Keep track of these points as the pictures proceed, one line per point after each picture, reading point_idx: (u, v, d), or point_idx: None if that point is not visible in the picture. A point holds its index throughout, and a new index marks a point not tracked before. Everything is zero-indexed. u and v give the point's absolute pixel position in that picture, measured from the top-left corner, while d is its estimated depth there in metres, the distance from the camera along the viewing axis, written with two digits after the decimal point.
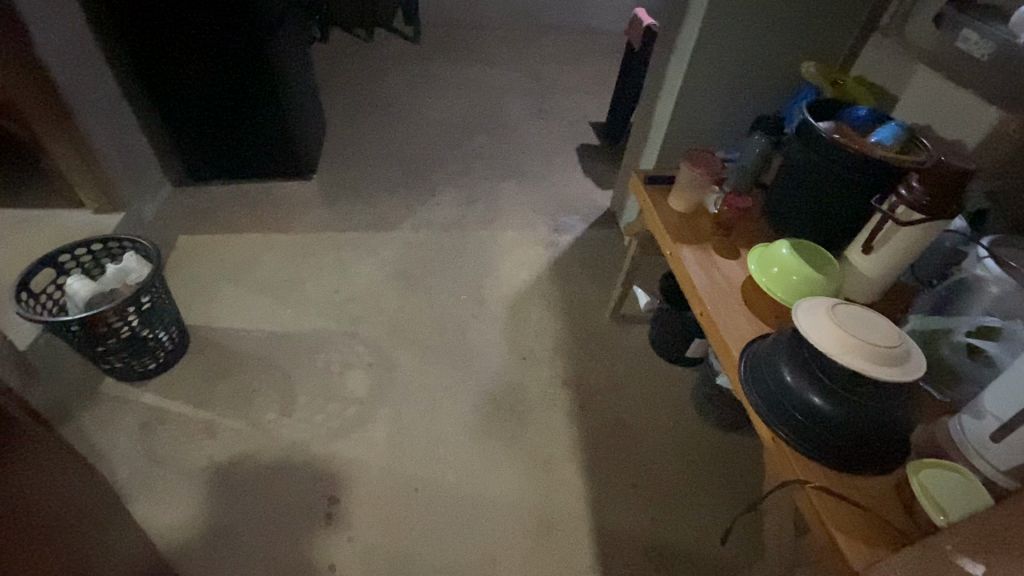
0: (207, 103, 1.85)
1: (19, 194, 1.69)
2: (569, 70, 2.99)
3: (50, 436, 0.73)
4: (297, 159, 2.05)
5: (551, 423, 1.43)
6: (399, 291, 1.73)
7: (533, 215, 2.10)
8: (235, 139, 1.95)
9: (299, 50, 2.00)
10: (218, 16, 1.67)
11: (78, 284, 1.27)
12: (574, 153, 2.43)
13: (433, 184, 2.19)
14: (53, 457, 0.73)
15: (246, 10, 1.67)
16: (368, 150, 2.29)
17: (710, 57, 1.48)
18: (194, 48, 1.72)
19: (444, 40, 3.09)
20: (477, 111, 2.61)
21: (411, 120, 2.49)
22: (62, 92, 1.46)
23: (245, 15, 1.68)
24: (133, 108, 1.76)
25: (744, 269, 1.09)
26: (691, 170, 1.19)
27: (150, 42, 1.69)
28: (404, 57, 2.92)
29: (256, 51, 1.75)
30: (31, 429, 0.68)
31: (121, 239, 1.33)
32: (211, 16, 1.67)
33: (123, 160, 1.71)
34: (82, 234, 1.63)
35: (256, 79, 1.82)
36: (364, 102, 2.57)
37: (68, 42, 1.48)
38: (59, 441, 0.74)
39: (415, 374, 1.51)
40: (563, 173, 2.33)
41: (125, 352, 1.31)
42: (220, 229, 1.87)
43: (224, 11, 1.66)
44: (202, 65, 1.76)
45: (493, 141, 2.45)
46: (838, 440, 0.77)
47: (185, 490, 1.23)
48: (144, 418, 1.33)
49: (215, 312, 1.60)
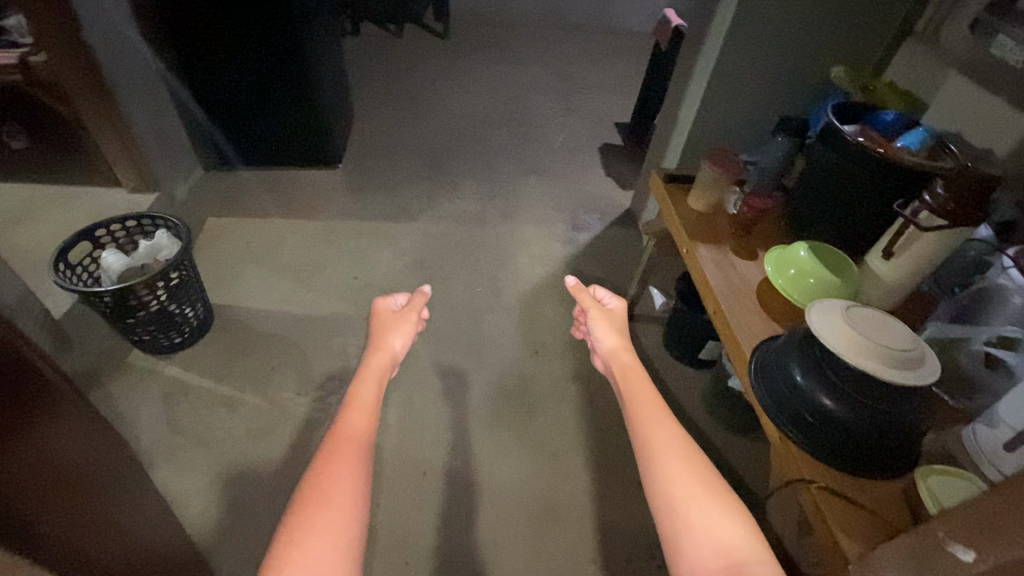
0: (243, 91, 1.91)
1: (59, 171, 1.76)
2: (596, 69, 2.99)
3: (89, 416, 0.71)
4: (324, 148, 2.10)
5: (560, 416, 1.44)
6: (417, 280, 1.76)
7: (553, 212, 2.11)
8: (267, 127, 2.01)
9: (331, 42, 2.05)
10: (255, 7, 1.72)
11: (115, 259, 1.33)
12: (597, 153, 2.43)
13: (455, 177, 2.21)
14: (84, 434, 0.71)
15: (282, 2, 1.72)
16: (393, 141, 2.33)
17: (738, 57, 1.47)
18: (232, 37, 1.78)
19: (473, 37, 3.12)
20: (502, 107, 2.63)
21: (436, 114, 2.53)
22: (104, 73, 1.52)
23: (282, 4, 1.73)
24: (173, 93, 1.83)
25: (760, 269, 1.09)
26: (712, 169, 1.19)
27: (192, 30, 1.75)
28: (433, 53, 2.96)
29: (291, 40, 1.80)
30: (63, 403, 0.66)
31: (154, 217, 1.39)
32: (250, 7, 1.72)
33: (160, 142, 1.77)
34: (117, 211, 1.70)
35: (290, 69, 1.87)
36: (392, 95, 2.60)
37: (113, 25, 1.54)
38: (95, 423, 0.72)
39: (428, 361, 1.53)
40: (585, 171, 2.33)
41: (153, 325, 1.36)
42: (248, 212, 1.93)
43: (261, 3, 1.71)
44: (238, 53, 1.81)
45: (517, 137, 2.46)
46: (847, 442, 0.76)
47: (203, 460, 1.27)
48: (168, 388, 1.38)
49: (239, 291, 1.65)
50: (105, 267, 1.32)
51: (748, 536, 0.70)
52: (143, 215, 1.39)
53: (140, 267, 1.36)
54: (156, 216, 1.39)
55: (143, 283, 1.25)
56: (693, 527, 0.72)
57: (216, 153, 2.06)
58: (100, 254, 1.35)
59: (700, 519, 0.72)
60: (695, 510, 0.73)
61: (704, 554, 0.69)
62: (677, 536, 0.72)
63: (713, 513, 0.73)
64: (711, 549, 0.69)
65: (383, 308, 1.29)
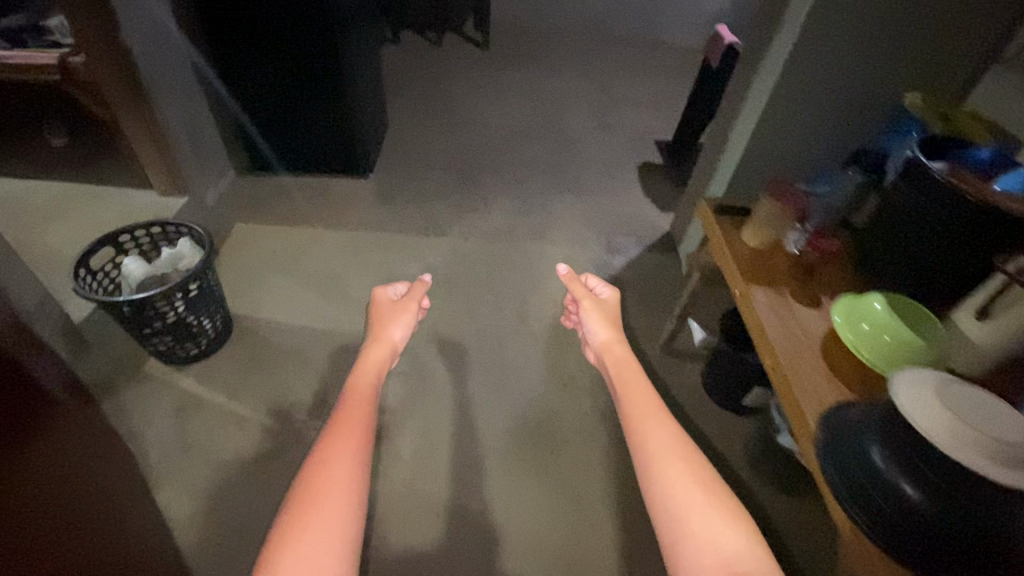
0: (280, 96, 1.88)
1: (94, 170, 1.76)
2: (638, 83, 2.89)
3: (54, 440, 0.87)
4: (356, 156, 2.06)
5: (587, 458, 1.34)
6: (442, 299, 1.69)
7: (587, 232, 2.01)
8: (302, 133, 1.97)
9: (369, 49, 2.01)
10: (295, 13, 1.69)
11: (136, 267, 1.29)
12: (635, 171, 2.33)
13: (488, 191, 2.14)
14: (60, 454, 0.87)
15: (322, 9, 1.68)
16: (426, 152, 2.28)
17: (802, 79, 1.35)
18: (271, 44, 1.75)
19: (512, 48, 3.07)
20: (539, 120, 2.56)
21: (471, 125, 2.47)
22: (142, 76, 1.50)
23: (322, 10, 1.69)
24: (211, 96, 1.82)
25: (826, 320, 0.97)
26: (772, 204, 1.08)
27: (232, 34, 1.73)
28: (471, 63, 2.91)
29: (329, 46, 1.76)
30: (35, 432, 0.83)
31: (178, 224, 1.35)
32: (290, 14, 1.69)
33: (194, 145, 1.76)
34: (146, 213, 1.68)
35: (327, 75, 1.83)
36: (427, 104, 2.56)
37: (154, 26, 1.53)
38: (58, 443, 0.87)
39: (449, 388, 1.45)
40: (622, 190, 2.23)
41: (170, 335, 1.32)
42: (276, 219, 1.89)
43: (301, 10, 1.68)
44: (276, 59, 1.79)
45: (553, 152, 2.38)
46: (942, 548, 0.63)
47: (208, 481, 1.22)
48: (180, 402, 1.33)
49: (260, 302, 1.60)
50: (125, 274, 1.28)
51: (752, 551, 0.71)
52: (166, 221, 1.35)
53: (160, 275, 1.32)
54: (179, 223, 1.35)
55: (162, 293, 1.21)
56: (694, 535, 0.74)
57: (251, 157, 2.04)
58: (122, 260, 1.31)
59: (700, 526, 0.74)
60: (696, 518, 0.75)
61: (706, 564, 0.70)
62: (677, 545, 0.74)
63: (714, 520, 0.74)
64: (714, 559, 0.71)
65: (383, 300, 1.37)
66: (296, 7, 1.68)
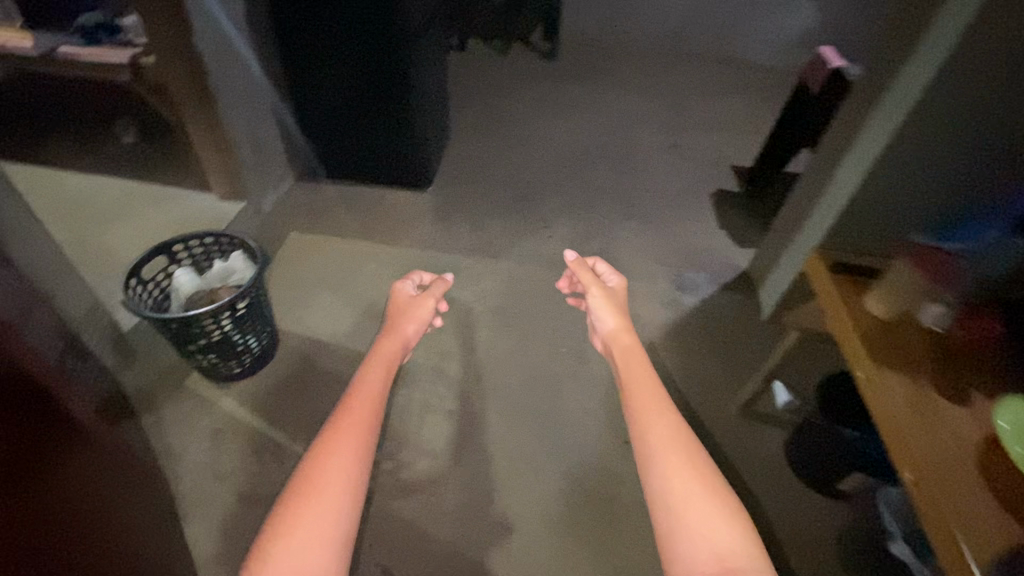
0: (342, 101, 1.81)
1: (158, 171, 1.75)
2: (714, 103, 2.69)
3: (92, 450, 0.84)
4: (416, 169, 1.98)
5: (649, 534, 1.18)
6: (495, 330, 1.57)
7: (654, 266, 1.85)
8: (362, 141, 1.90)
9: (437, 58, 1.93)
10: (367, 20, 1.62)
11: (189, 280, 1.23)
12: (709, 200, 2.14)
13: (548, 213, 2.02)
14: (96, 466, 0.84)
15: (395, 17, 1.61)
16: (486, 167, 2.18)
17: (936, 117, 1.15)
18: (340, 51, 1.69)
19: (580, 61, 2.94)
20: (606, 139, 2.41)
21: (534, 141, 2.35)
22: (210, 80, 1.46)
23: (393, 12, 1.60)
24: (274, 98, 1.77)
25: (980, 426, 0.80)
26: (914, 273, 0.89)
27: (302, 39, 1.68)
28: (536, 75, 2.80)
29: (397, 50, 1.67)
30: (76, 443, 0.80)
31: (233, 236, 1.28)
32: (362, 21, 1.62)
33: (255, 151, 1.72)
34: (204, 217, 1.65)
35: (392, 81, 1.74)
36: (489, 118, 2.46)
37: (226, 29, 1.49)
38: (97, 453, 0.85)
39: (498, 434, 1.33)
40: (694, 221, 2.05)
41: (214, 353, 1.25)
42: (329, 230, 1.83)
43: (374, 17, 1.61)
44: (343, 66, 1.72)
45: (619, 174, 2.23)
46: None
47: (240, 518, 1.14)
48: (219, 424, 1.27)
49: (307, 320, 1.53)
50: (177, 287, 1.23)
51: (741, 539, 0.78)
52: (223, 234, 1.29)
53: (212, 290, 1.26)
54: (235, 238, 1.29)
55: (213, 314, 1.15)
56: (690, 528, 0.79)
57: (308, 162, 1.98)
58: (174, 271, 1.26)
59: (695, 521, 0.80)
60: (691, 508, 0.81)
61: (699, 556, 0.77)
62: (672, 535, 0.80)
63: (705, 509, 0.81)
64: (707, 553, 0.76)
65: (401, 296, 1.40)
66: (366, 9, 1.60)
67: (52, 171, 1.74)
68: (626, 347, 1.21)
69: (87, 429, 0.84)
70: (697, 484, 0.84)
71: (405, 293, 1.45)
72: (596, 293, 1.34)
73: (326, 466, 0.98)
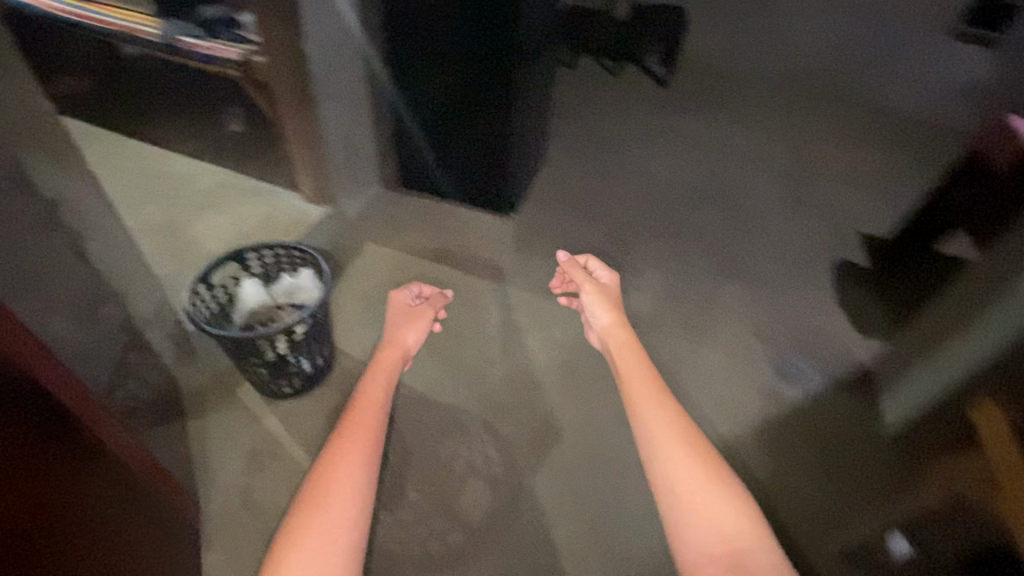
0: (437, 109, 1.70)
1: (254, 164, 1.77)
2: (850, 154, 2.34)
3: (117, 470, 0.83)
4: (502, 193, 1.86)
5: None
6: (560, 389, 1.41)
7: (751, 342, 1.61)
8: (453, 150, 1.79)
9: (544, 78, 1.80)
10: (476, 41, 1.52)
11: (255, 293, 1.19)
12: (829, 271, 1.84)
13: (638, 261, 1.83)
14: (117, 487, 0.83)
15: (507, 40, 1.50)
16: (577, 199, 2.02)
17: None
18: (444, 70, 1.60)
19: (698, 91, 2.69)
20: (716, 182, 2.16)
21: (634, 175, 2.16)
22: (312, 82, 1.43)
23: (503, 17, 1.45)
24: (369, 100, 1.70)
25: None
26: None
27: (407, 55, 1.60)
28: (647, 101, 2.59)
29: (502, 59, 1.53)
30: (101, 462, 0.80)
31: (305, 251, 1.22)
32: (471, 42, 1.53)
33: (346, 156, 1.68)
34: (286, 217, 1.64)
35: (492, 91, 1.61)
36: (590, 142, 2.30)
37: (335, 33, 1.46)
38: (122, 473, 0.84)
39: (543, 517, 1.17)
40: (808, 294, 1.77)
41: (265, 370, 1.19)
42: (405, 246, 1.76)
43: (484, 38, 1.51)
44: (445, 86, 1.64)
45: (725, 225, 1.98)
46: None
47: (258, 556, 1.06)
48: (258, 444, 1.21)
49: (366, 342, 1.46)
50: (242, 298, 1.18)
51: (745, 522, 0.89)
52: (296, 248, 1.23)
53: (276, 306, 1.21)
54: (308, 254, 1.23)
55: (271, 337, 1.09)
56: (695, 517, 0.91)
57: (396, 167, 1.91)
58: (243, 279, 1.22)
59: (699, 509, 0.92)
60: (694, 499, 0.93)
61: (708, 543, 0.87)
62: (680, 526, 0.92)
63: (707, 496, 0.93)
64: (716, 538, 0.87)
65: (399, 303, 1.39)
66: (475, 12, 1.47)
67: (163, 151, 1.81)
68: (626, 344, 1.29)
69: (109, 446, 0.81)
70: (697, 471, 0.96)
71: (405, 301, 1.44)
72: (587, 287, 1.40)
73: (330, 479, 0.94)
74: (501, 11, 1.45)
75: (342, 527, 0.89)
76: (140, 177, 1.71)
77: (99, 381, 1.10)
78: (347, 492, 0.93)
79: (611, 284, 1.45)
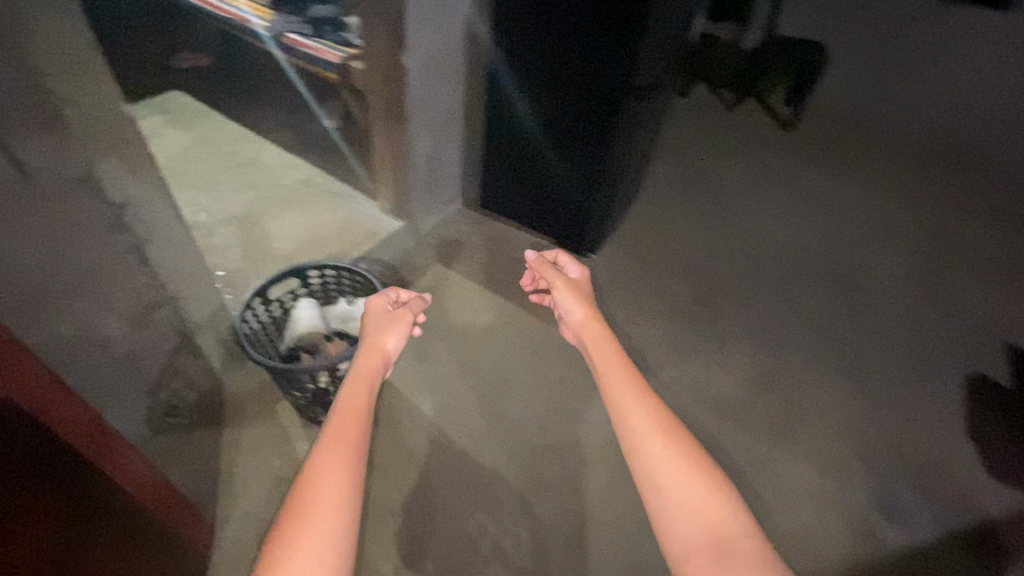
0: (535, 121, 1.53)
1: (340, 166, 1.74)
2: None
3: (120, 493, 0.75)
4: (584, 233, 1.71)
5: None
6: (611, 475, 1.24)
7: (848, 463, 1.36)
8: (545, 169, 1.62)
9: (655, 113, 1.62)
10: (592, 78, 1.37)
11: (308, 315, 1.13)
12: (965, 386, 1.51)
13: (725, 334, 1.61)
14: (120, 514, 0.75)
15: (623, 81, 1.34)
16: (667, 249, 1.83)
17: None
18: (549, 103, 1.48)
19: (833, 135, 2.34)
20: (836, 248, 1.86)
21: (738, 228, 1.91)
22: (407, 99, 1.36)
23: (625, 22, 1.24)
24: (463, 110, 1.60)
25: None
26: None
27: (515, 81, 1.49)
28: (769, 139, 2.30)
29: (617, 71, 1.33)
30: (101, 498, 0.71)
31: (367, 280, 1.15)
32: (585, 80, 1.38)
33: (429, 174, 1.60)
34: (360, 227, 1.58)
35: (599, 107, 1.41)
36: (692, 182, 2.08)
37: (441, 48, 1.38)
38: (125, 497, 0.76)
39: None
40: (932, 412, 1.46)
41: (304, 398, 1.14)
42: (473, 274, 1.66)
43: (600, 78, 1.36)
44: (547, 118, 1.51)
45: (840, 305, 1.70)
46: None
47: None
48: (285, 472, 1.16)
49: (414, 377, 1.37)
50: (295, 319, 1.13)
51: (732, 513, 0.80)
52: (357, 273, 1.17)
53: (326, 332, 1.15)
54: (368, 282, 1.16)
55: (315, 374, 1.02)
56: (677, 504, 0.81)
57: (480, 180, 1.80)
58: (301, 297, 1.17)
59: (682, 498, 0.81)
60: (680, 507, 0.81)
61: (689, 529, 0.79)
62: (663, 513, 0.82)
63: (695, 498, 0.81)
64: (700, 525, 0.79)
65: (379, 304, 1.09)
66: (593, 15, 1.27)
67: (258, 138, 1.82)
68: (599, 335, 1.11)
69: (111, 476, 0.73)
70: (683, 467, 0.84)
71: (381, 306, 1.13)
72: (559, 285, 1.21)
73: (317, 477, 0.74)
74: (625, 15, 1.24)
75: (335, 532, 0.70)
76: (232, 160, 1.72)
77: (145, 378, 1.08)
78: (336, 493, 0.73)
79: (583, 278, 1.28)
